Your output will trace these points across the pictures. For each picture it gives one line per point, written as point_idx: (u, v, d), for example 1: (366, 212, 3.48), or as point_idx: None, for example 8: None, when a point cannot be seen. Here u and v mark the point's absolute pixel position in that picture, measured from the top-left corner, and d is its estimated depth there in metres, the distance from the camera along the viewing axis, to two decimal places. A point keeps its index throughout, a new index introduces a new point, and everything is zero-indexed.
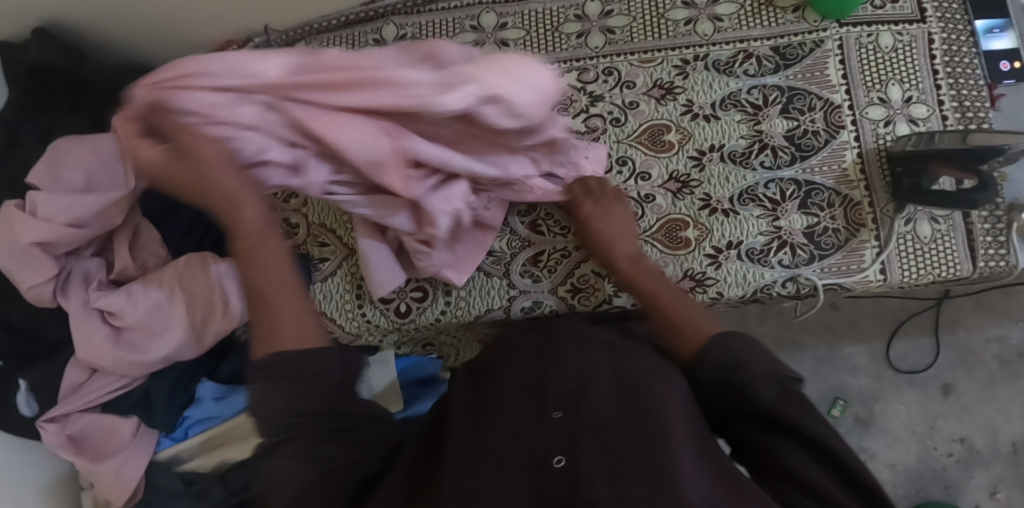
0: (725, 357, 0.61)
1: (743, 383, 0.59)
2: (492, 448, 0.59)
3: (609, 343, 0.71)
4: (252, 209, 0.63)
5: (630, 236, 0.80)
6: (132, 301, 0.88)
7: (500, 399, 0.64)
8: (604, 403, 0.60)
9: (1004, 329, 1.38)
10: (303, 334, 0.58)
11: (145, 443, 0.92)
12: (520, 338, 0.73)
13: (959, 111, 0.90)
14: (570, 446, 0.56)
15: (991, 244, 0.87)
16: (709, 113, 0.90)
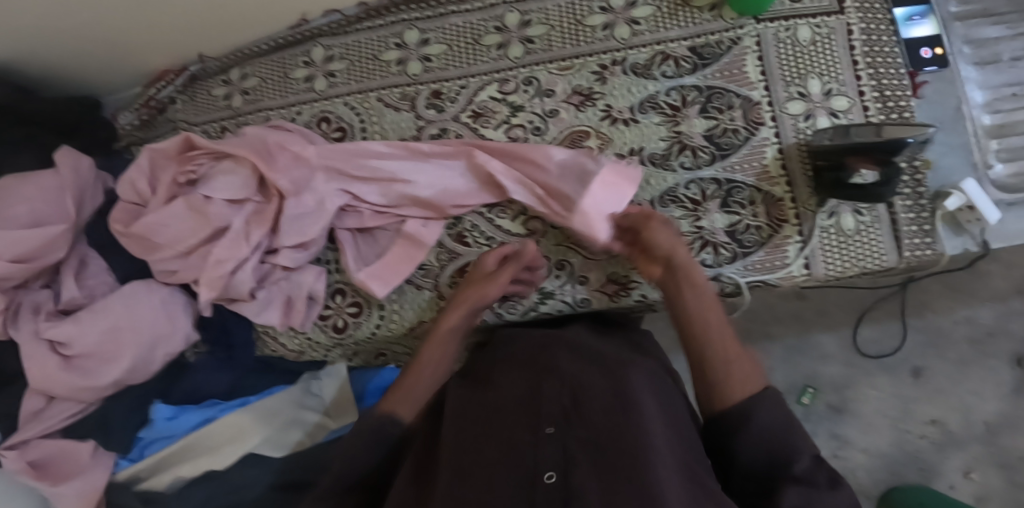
0: (765, 427, 0.67)
1: (778, 450, 0.65)
2: (485, 461, 0.64)
3: (600, 352, 0.75)
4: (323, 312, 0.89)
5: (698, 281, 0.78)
6: (81, 328, 0.90)
7: (497, 409, 0.69)
8: (593, 417, 0.65)
9: (974, 310, 1.33)
10: (404, 405, 0.79)
11: (103, 464, 0.95)
12: (516, 349, 0.78)
13: (880, 100, 0.90)
14: (560, 461, 0.61)
15: (916, 234, 0.87)
16: (628, 117, 0.91)
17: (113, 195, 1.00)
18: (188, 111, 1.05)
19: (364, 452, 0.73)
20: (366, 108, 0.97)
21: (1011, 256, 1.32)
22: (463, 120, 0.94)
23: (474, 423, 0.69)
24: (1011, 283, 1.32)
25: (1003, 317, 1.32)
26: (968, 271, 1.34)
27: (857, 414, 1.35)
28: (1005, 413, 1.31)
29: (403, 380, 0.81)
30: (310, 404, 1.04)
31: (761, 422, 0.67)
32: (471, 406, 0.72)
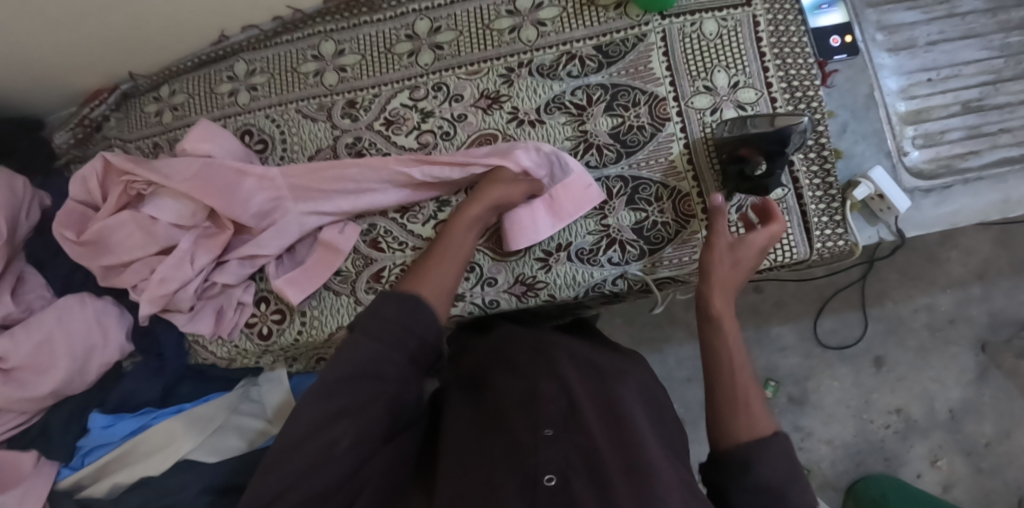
0: (774, 467, 0.64)
1: (781, 494, 0.63)
2: (483, 461, 0.63)
3: (597, 363, 0.76)
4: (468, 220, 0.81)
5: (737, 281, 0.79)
6: (16, 343, 0.93)
7: (495, 412, 0.69)
8: (593, 423, 0.65)
9: (933, 298, 1.30)
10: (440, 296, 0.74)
11: (46, 473, 0.98)
12: (512, 349, 0.79)
13: (788, 91, 0.89)
14: (561, 466, 0.61)
15: (827, 225, 0.87)
16: (534, 119, 0.92)
17: (50, 213, 1.04)
18: (121, 128, 1.08)
19: (387, 322, 0.68)
20: (286, 119, 1.00)
21: (970, 242, 1.30)
22: (376, 129, 0.96)
23: (474, 425, 0.69)
24: (970, 268, 1.30)
25: (961, 303, 1.29)
26: (926, 256, 1.31)
27: (818, 405, 1.30)
28: (969, 399, 1.27)
29: (428, 266, 0.76)
30: (247, 410, 1.06)
31: (765, 475, 0.64)
32: (470, 409, 0.72)
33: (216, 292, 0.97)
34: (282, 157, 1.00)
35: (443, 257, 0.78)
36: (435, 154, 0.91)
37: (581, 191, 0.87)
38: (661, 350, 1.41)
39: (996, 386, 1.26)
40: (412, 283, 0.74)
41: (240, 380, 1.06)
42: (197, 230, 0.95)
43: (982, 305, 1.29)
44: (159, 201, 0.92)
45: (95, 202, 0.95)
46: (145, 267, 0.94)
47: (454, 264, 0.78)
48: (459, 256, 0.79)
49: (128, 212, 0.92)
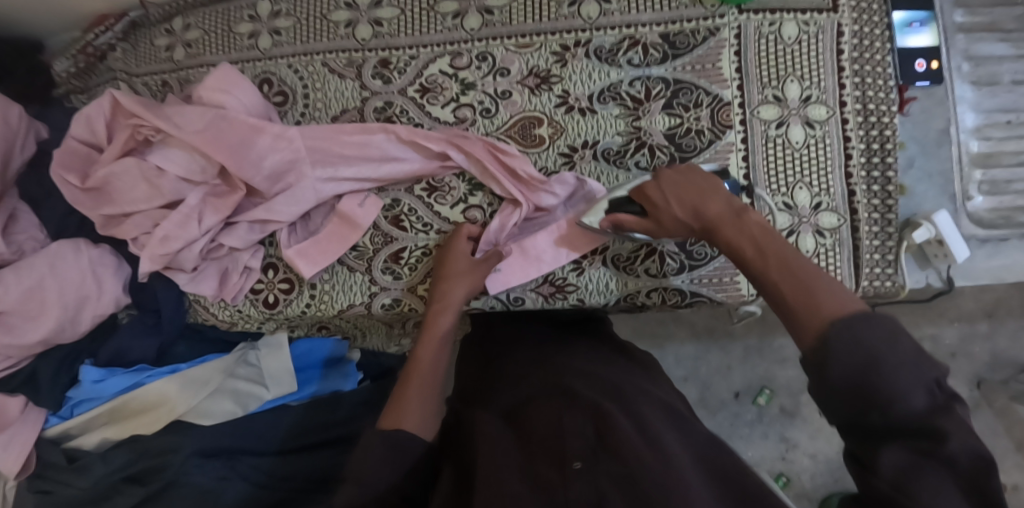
0: (859, 357, 0.51)
1: (872, 386, 0.50)
2: (511, 493, 0.57)
3: (619, 390, 0.71)
4: (444, 313, 0.79)
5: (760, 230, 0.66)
6: (4, 286, 0.88)
7: (522, 436, 0.64)
8: (627, 447, 0.59)
9: (940, 329, 1.26)
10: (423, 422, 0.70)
11: (32, 419, 0.95)
12: (533, 381, 0.74)
13: (862, 114, 0.82)
14: (595, 502, 0.55)
15: (878, 263, 0.82)
16: (585, 106, 0.84)
17: (46, 147, 0.97)
18: (128, 61, 0.98)
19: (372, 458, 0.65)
20: (311, 72, 0.91)
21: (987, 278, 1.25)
22: (410, 95, 0.87)
23: (503, 452, 0.62)
24: (981, 304, 1.25)
25: (966, 339, 1.25)
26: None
27: None
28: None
29: (402, 398, 0.72)
30: (243, 374, 1.02)
31: (842, 365, 0.52)
32: (495, 435, 0.66)
33: (222, 254, 0.90)
34: (303, 113, 0.91)
35: (421, 374, 0.74)
36: (470, 136, 0.84)
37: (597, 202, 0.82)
38: (662, 347, 1.40)
39: (983, 422, 1.24)
40: (389, 419, 0.70)
41: (239, 344, 1.02)
42: (207, 187, 0.86)
43: (984, 343, 1.25)
44: (168, 151, 0.85)
45: (99, 144, 0.88)
46: (147, 219, 0.88)
47: (434, 383, 0.74)
48: (437, 369, 0.76)
49: (133, 160, 0.85)
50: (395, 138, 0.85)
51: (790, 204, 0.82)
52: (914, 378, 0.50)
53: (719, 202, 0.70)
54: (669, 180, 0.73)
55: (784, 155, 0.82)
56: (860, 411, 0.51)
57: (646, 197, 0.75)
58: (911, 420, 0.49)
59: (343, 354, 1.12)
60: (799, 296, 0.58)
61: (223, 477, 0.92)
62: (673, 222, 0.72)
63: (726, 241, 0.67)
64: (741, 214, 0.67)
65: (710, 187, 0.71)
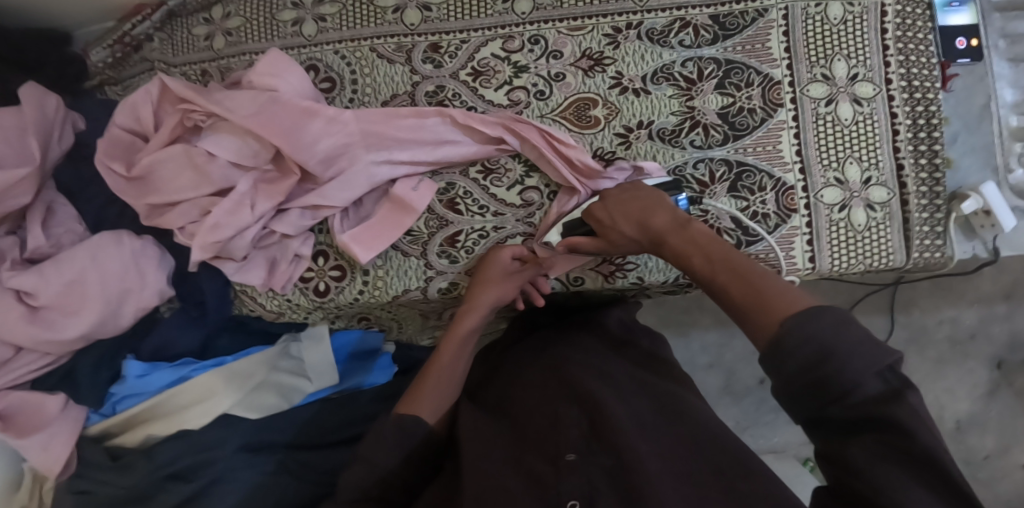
0: (815, 344, 0.52)
1: (827, 378, 0.51)
2: (505, 488, 0.64)
3: (614, 382, 0.76)
4: (466, 314, 0.81)
5: (708, 241, 0.67)
6: (45, 279, 0.85)
7: (519, 440, 0.70)
8: (611, 438, 0.65)
9: (959, 311, 1.28)
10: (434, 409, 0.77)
11: (72, 417, 0.93)
12: (534, 379, 0.79)
13: (908, 90, 0.84)
14: (585, 490, 0.61)
15: (927, 235, 0.84)
16: (639, 87, 0.85)
17: (82, 137, 0.94)
18: (165, 50, 0.96)
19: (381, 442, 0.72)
20: (358, 57, 0.90)
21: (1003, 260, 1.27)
22: (462, 78, 0.87)
23: (497, 456, 0.69)
24: (998, 286, 1.27)
25: (985, 320, 1.27)
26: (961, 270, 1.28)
27: None
28: (975, 412, 1.27)
29: (421, 384, 0.79)
30: (287, 367, 0.99)
31: (800, 354, 0.52)
32: (494, 437, 0.72)
33: (271, 242, 0.89)
34: (351, 98, 0.90)
35: (438, 374, 0.80)
36: (523, 119, 0.84)
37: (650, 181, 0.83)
38: (687, 335, 1.37)
39: (1002, 403, 1.27)
40: (406, 404, 0.77)
41: (283, 336, 0.99)
42: (257, 173, 0.85)
43: (1004, 324, 1.27)
44: (218, 137, 0.82)
45: (145, 132, 0.86)
46: (194, 208, 0.85)
47: (448, 383, 0.80)
48: (455, 370, 0.81)
49: (181, 146, 0.83)
50: (450, 121, 0.85)
51: (841, 179, 0.84)
52: (864, 365, 0.50)
53: (663, 214, 0.71)
54: (617, 200, 0.75)
55: (834, 132, 0.84)
56: (817, 402, 0.51)
57: (596, 215, 0.76)
58: (865, 411, 0.50)
59: (376, 345, 1.07)
60: (752, 298, 0.59)
61: (272, 473, 0.91)
62: (621, 239, 0.74)
63: (673, 254, 0.68)
64: (684, 225, 0.69)
65: (656, 203, 0.73)
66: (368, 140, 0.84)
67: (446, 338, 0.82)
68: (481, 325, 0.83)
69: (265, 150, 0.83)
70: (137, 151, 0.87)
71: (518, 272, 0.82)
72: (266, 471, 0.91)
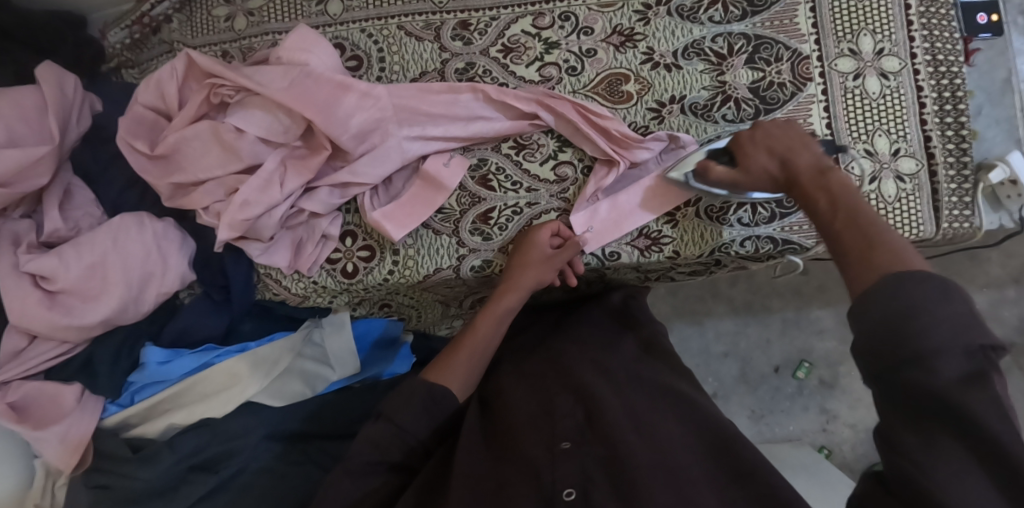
0: (906, 302, 0.49)
1: (904, 338, 0.48)
2: (498, 478, 0.63)
3: (611, 374, 0.76)
4: (508, 292, 0.81)
5: (844, 188, 0.64)
6: (65, 262, 0.82)
7: (516, 426, 0.68)
8: (610, 430, 0.65)
9: (969, 296, 1.27)
10: (461, 383, 0.76)
11: (90, 409, 0.89)
12: (532, 371, 0.79)
13: (933, 64, 0.85)
14: (579, 479, 0.60)
15: (956, 206, 0.85)
16: (670, 63, 0.86)
17: (100, 120, 0.92)
18: (185, 32, 0.95)
19: (408, 406, 0.70)
20: (385, 35, 0.90)
21: (1010, 244, 1.26)
22: (493, 55, 0.88)
23: (489, 446, 0.68)
24: (1008, 270, 1.26)
25: (994, 304, 1.26)
26: (967, 254, 1.27)
27: (847, 389, 1.29)
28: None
29: (452, 355, 0.78)
30: (310, 354, 0.96)
31: (906, 296, 0.50)
32: (486, 429, 0.71)
33: (299, 222, 0.87)
34: (379, 76, 0.89)
35: (472, 350, 0.78)
36: (557, 95, 0.85)
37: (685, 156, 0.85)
38: (701, 323, 1.33)
39: (1015, 386, 1.24)
40: (436, 373, 0.76)
41: (305, 322, 0.96)
42: (286, 149, 0.84)
43: (1014, 308, 1.26)
44: (247, 113, 0.82)
45: (168, 110, 0.86)
46: (220, 187, 0.83)
47: (479, 362, 0.79)
48: (486, 351, 0.80)
49: (208, 122, 0.82)
50: (483, 97, 0.86)
51: (871, 150, 0.85)
52: (951, 336, 0.47)
53: (808, 155, 0.70)
54: (767, 135, 0.74)
55: (862, 105, 0.85)
56: (884, 365, 0.49)
57: (742, 148, 0.75)
58: (936, 390, 0.46)
59: (396, 335, 1.02)
60: (859, 249, 0.57)
61: (293, 462, 0.88)
62: (758, 171, 0.73)
63: (803, 191, 0.67)
64: (825, 169, 0.67)
65: (804, 143, 0.71)
66: (402, 116, 0.84)
67: (483, 312, 0.81)
68: (521, 305, 0.82)
69: (295, 126, 0.83)
70: (161, 129, 0.86)
71: (561, 251, 0.82)
72: (283, 458, 0.88)
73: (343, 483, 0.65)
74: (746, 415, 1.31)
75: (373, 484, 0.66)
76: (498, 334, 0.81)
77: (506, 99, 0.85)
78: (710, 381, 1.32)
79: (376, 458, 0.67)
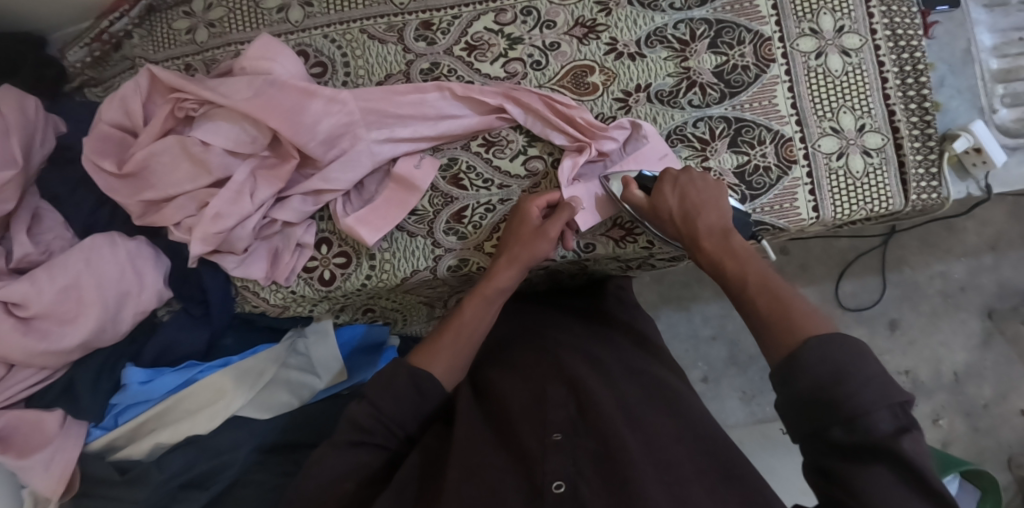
0: (828, 365, 0.52)
1: (836, 398, 0.51)
2: (491, 466, 0.62)
3: (603, 368, 0.74)
4: (505, 266, 0.79)
5: (746, 257, 0.68)
6: (38, 287, 0.81)
7: (508, 418, 0.68)
8: (603, 423, 0.64)
9: (948, 265, 1.28)
10: (449, 371, 0.74)
11: (74, 434, 0.88)
12: (523, 361, 0.77)
13: (893, 39, 0.86)
14: (569, 473, 0.60)
15: (923, 177, 0.87)
16: (634, 52, 0.87)
17: (65, 141, 0.92)
18: (146, 47, 0.94)
19: (398, 402, 0.68)
20: (349, 40, 0.90)
21: (984, 212, 1.28)
22: (457, 54, 0.88)
23: (483, 433, 0.67)
24: (984, 238, 1.28)
25: (974, 272, 1.28)
26: (944, 224, 1.29)
27: None
28: (972, 363, 1.26)
29: (439, 338, 0.76)
30: (295, 364, 0.95)
31: (819, 366, 0.52)
32: (476, 416, 0.70)
33: (273, 231, 0.87)
34: (345, 81, 0.89)
35: (459, 331, 0.77)
36: (522, 89, 0.86)
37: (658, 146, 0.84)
38: (689, 309, 1.34)
39: (997, 351, 1.26)
40: (421, 358, 0.74)
41: (289, 332, 0.96)
42: (255, 160, 0.84)
43: (992, 274, 1.28)
44: (213, 125, 0.82)
45: (135, 127, 0.85)
46: (191, 201, 0.83)
47: (466, 349, 0.76)
48: (477, 331, 0.78)
49: (174, 136, 0.82)
50: (450, 95, 0.86)
51: (837, 127, 0.86)
52: (878, 396, 0.50)
53: (714, 215, 0.73)
54: (686, 183, 0.76)
55: (826, 84, 0.86)
56: (822, 422, 0.51)
57: (661, 184, 0.76)
58: (874, 443, 0.49)
59: (383, 340, 1.02)
60: (774, 318, 0.60)
61: (284, 474, 0.87)
62: (663, 211, 0.75)
63: (707, 253, 0.70)
64: (729, 232, 0.71)
65: (714, 201, 0.74)
66: (366, 122, 0.84)
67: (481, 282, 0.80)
68: (516, 285, 0.80)
69: (262, 136, 0.82)
70: (128, 147, 0.86)
71: (552, 219, 0.80)
72: (273, 469, 0.87)
73: (329, 457, 0.65)
74: (738, 396, 1.32)
75: (357, 460, 0.65)
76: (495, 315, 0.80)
77: (472, 99, 0.86)
78: (700, 365, 1.33)
79: (356, 438, 0.66)
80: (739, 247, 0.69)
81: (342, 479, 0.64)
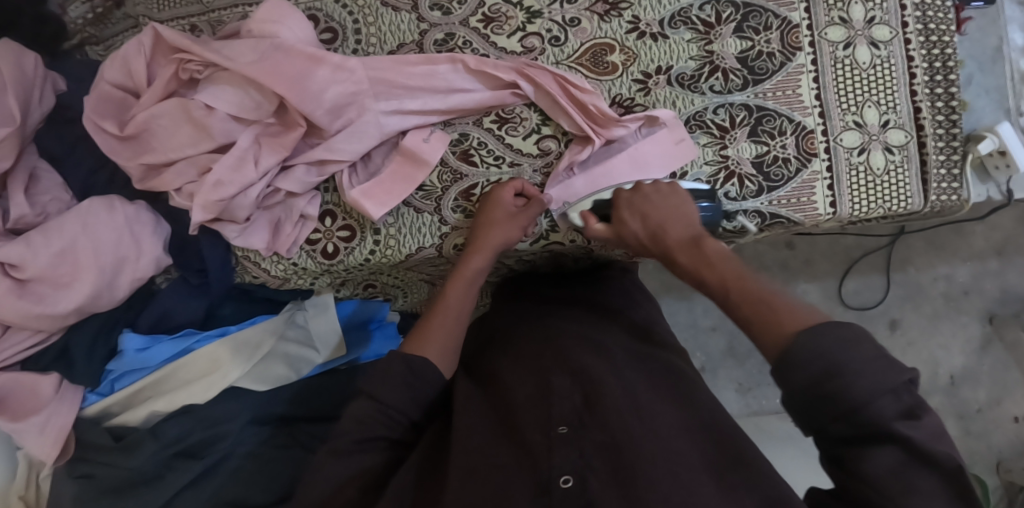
0: (821, 358, 0.51)
1: (838, 391, 0.50)
2: (496, 462, 0.61)
3: (609, 354, 0.73)
4: (476, 255, 0.79)
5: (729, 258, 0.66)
6: (33, 249, 0.79)
7: (511, 409, 0.66)
8: (608, 415, 0.62)
9: (953, 268, 1.27)
10: (441, 356, 0.73)
11: (69, 399, 0.87)
12: (528, 349, 0.75)
13: (924, 33, 0.83)
14: (577, 466, 0.58)
15: (944, 178, 0.85)
16: (657, 32, 0.84)
17: (63, 100, 0.89)
18: (150, 5, 0.90)
19: (395, 389, 0.68)
20: (360, 6, 0.86)
21: (993, 216, 1.26)
22: (473, 25, 0.85)
23: (487, 426, 0.65)
24: (991, 242, 1.26)
25: (978, 276, 1.27)
26: (952, 227, 1.27)
27: None
28: (970, 367, 1.26)
29: (427, 324, 0.76)
30: (293, 336, 0.94)
31: (821, 345, 0.51)
32: (481, 405, 0.69)
33: (276, 201, 0.85)
34: (355, 49, 0.86)
35: (445, 315, 0.77)
36: (536, 65, 0.83)
37: (669, 138, 0.83)
38: (690, 299, 1.33)
39: (995, 357, 1.25)
40: (413, 345, 0.73)
41: (289, 304, 0.95)
42: (259, 126, 0.81)
43: (996, 280, 1.26)
44: (217, 89, 0.79)
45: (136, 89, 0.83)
46: (193, 166, 0.81)
47: (454, 329, 0.76)
48: (461, 314, 0.78)
49: (176, 99, 0.79)
50: (463, 68, 0.83)
51: (860, 122, 0.83)
52: (876, 382, 0.49)
53: (680, 226, 0.72)
54: (640, 202, 0.75)
55: (852, 76, 0.83)
56: (821, 416, 0.51)
57: (619, 209, 0.76)
58: (873, 431, 0.49)
59: (375, 314, 1.01)
60: (759, 315, 0.58)
61: (280, 446, 0.87)
62: (629, 235, 0.75)
63: (681, 262, 0.69)
64: (698, 237, 0.69)
65: (678, 208, 0.74)
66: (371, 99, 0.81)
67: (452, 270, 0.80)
68: (489, 266, 0.80)
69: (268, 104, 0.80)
70: (129, 109, 0.83)
71: (524, 209, 0.81)
72: (269, 442, 0.87)
73: (330, 463, 0.63)
74: (734, 388, 1.32)
75: (361, 463, 0.64)
76: (470, 303, 0.80)
77: (485, 75, 0.83)
78: (699, 355, 1.32)
79: (362, 435, 0.65)
80: (721, 252, 0.67)
81: (341, 487, 0.62)
